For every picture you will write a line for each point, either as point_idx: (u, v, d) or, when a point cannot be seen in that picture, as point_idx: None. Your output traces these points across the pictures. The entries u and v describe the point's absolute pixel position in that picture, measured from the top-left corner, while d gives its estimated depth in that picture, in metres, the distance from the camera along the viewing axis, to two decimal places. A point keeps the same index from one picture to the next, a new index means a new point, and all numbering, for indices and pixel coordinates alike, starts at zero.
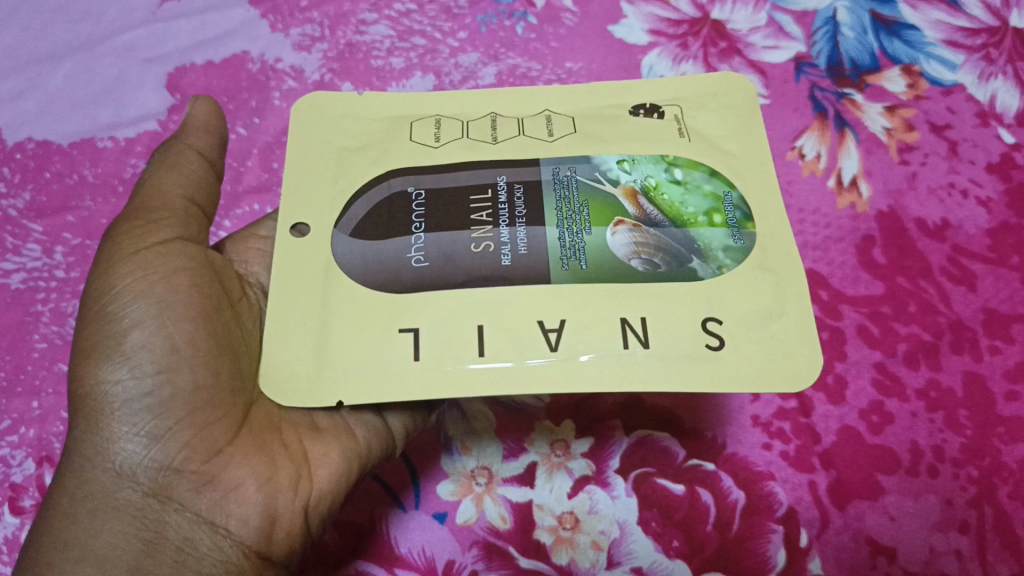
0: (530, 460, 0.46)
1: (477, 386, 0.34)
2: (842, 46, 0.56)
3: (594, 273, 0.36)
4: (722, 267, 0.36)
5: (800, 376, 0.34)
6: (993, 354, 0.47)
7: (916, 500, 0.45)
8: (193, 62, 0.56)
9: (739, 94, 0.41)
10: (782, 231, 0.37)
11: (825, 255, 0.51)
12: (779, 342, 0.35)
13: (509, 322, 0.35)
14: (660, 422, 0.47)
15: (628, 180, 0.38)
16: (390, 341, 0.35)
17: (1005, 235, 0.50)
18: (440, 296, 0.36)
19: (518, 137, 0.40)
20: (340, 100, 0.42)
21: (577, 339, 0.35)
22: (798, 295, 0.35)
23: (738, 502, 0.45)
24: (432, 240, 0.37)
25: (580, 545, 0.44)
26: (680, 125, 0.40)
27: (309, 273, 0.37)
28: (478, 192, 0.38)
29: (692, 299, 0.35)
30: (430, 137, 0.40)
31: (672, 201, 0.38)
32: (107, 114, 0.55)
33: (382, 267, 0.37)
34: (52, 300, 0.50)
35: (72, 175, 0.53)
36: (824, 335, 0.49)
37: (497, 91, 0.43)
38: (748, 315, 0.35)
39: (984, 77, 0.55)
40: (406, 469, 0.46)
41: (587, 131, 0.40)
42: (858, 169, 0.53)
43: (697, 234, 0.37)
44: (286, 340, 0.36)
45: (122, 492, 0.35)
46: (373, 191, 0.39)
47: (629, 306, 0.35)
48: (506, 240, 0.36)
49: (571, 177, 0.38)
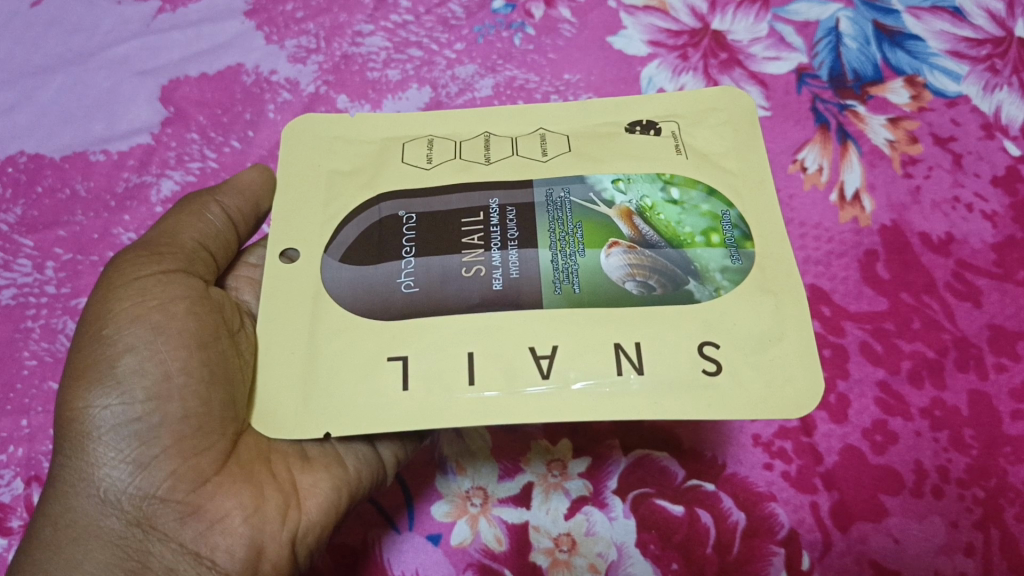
0: (527, 480, 0.46)
1: (469, 417, 0.33)
2: (845, 57, 0.56)
3: (588, 297, 0.35)
4: (719, 289, 0.35)
5: (801, 403, 0.33)
6: (999, 372, 0.46)
7: (921, 522, 0.44)
8: (187, 74, 0.56)
9: (737, 109, 0.40)
10: (783, 250, 0.36)
11: (828, 270, 0.50)
12: (780, 367, 0.34)
13: (498, 347, 0.34)
14: (660, 441, 0.46)
15: (623, 200, 0.37)
16: (378, 371, 0.34)
17: (1011, 250, 0.49)
18: (430, 323, 0.35)
19: (511, 156, 0.39)
20: (333, 122, 0.41)
21: (568, 365, 0.34)
22: (799, 318, 0.35)
23: (739, 523, 0.44)
24: (421, 265, 0.36)
25: (577, 568, 0.43)
26: (678, 142, 0.40)
27: (297, 300, 0.36)
28: (469, 215, 0.37)
29: (689, 322, 0.34)
30: (421, 159, 0.40)
31: (668, 220, 0.37)
32: (99, 127, 0.54)
33: (371, 294, 0.36)
34: (43, 317, 0.49)
35: (64, 189, 0.52)
36: (826, 352, 0.48)
37: (492, 110, 0.42)
38: (746, 340, 0.34)
39: (989, 88, 0.54)
40: (400, 490, 0.46)
41: (582, 151, 0.40)
42: (861, 183, 0.52)
43: (694, 255, 0.36)
44: (274, 371, 0.35)
45: (106, 520, 0.34)
46: (363, 215, 0.38)
47: (624, 331, 0.34)
48: (497, 263, 0.36)
49: (565, 199, 0.37)
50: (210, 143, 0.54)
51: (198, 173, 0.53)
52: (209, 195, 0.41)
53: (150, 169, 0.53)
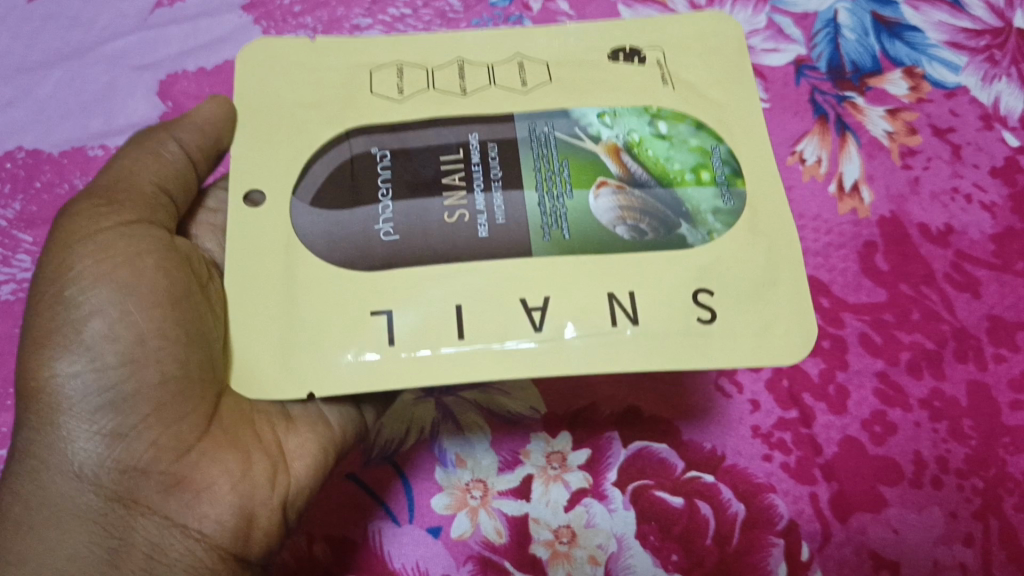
0: (527, 472, 0.45)
1: (463, 372, 0.33)
2: (843, 49, 0.55)
3: (576, 243, 0.35)
4: (711, 232, 0.35)
5: (792, 349, 0.34)
6: (998, 362, 0.47)
7: (920, 512, 0.44)
8: (185, 69, 0.56)
9: (726, 44, 0.40)
10: (776, 191, 0.36)
11: (826, 262, 0.50)
12: (771, 312, 0.34)
13: (487, 293, 0.34)
14: (659, 433, 0.46)
15: (609, 136, 0.37)
16: (362, 324, 0.34)
17: (1010, 241, 0.50)
18: (413, 270, 0.34)
19: (489, 87, 0.39)
20: (285, 44, 0.40)
21: (562, 315, 0.34)
22: (789, 265, 0.35)
23: (739, 514, 0.44)
24: (400, 209, 0.35)
25: (577, 560, 0.44)
26: (664, 70, 0.39)
27: (268, 247, 0.36)
28: (449, 153, 0.37)
29: (679, 271, 0.34)
30: (393, 90, 0.39)
31: (657, 157, 0.37)
32: (98, 123, 0.54)
33: (349, 240, 0.35)
34: None
35: (63, 185, 0.52)
36: (825, 343, 0.48)
37: (467, 33, 0.41)
38: (738, 288, 0.34)
39: (988, 79, 0.54)
40: (399, 480, 0.45)
41: (565, 81, 0.39)
42: (859, 174, 0.52)
43: (683, 195, 0.36)
44: (251, 327, 0.35)
45: (81, 495, 0.35)
46: (334, 151, 0.37)
47: (614, 279, 0.34)
48: (480, 207, 0.35)
49: (549, 134, 0.37)
50: None
51: None
52: (169, 133, 0.41)
53: None
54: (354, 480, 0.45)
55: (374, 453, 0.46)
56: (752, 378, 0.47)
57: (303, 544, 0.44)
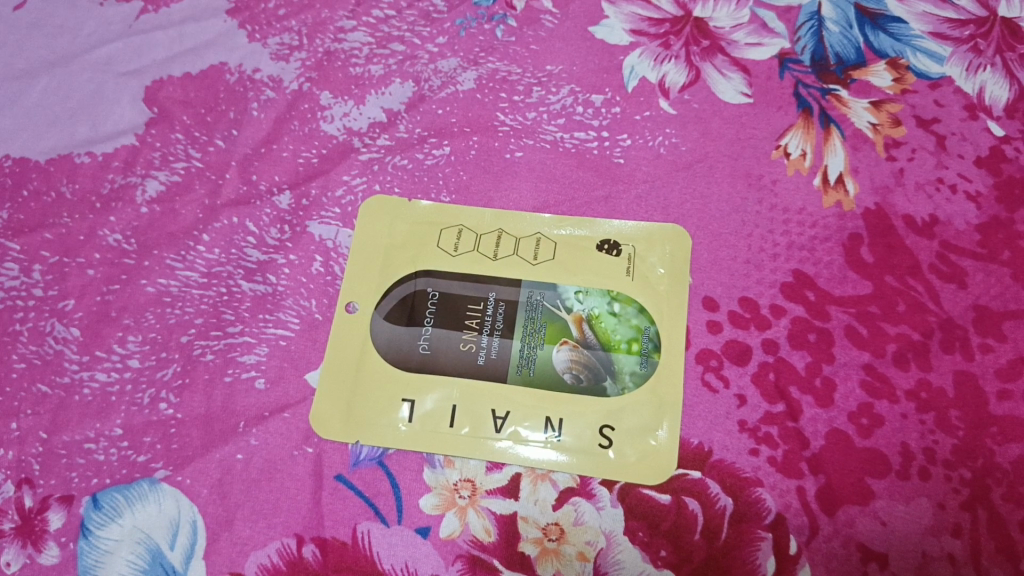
0: (515, 471, 0.45)
1: (436, 446, 0.46)
2: (827, 41, 0.55)
3: (538, 378, 0.47)
4: (625, 388, 0.47)
5: (657, 474, 0.45)
6: (985, 352, 0.47)
7: (908, 504, 0.44)
8: (171, 75, 0.56)
9: (678, 255, 0.50)
10: (679, 367, 0.47)
11: (812, 255, 0.50)
12: (653, 462, 0.45)
13: (472, 404, 0.47)
14: (647, 429, 0.46)
15: (579, 308, 0.49)
16: (395, 405, 0.47)
17: (995, 231, 0.50)
18: (434, 380, 0.47)
19: (513, 255, 0.50)
20: (398, 201, 0.52)
21: (518, 422, 0.46)
22: (673, 415, 0.46)
23: (726, 509, 0.44)
24: (436, 335, 0.48)
25: (566, 556, 0.44)
26: (630, 263, 0.50)
27: (352, 343, 0.48)
28: (473, 303, 0.49)
29: (597, 408, 0.46)
30: (450, 246, 0.51)
31: (606, 328, 0.48)
32: (85, 130, 0.54)
33: (398, 348, 0.48)
34: (31, 319, 0.49)
35: (50, 192, 0.52)
36: (812, 336, 0.48)
37: (499, 199, 0.52)
38: (636, 428, 0.46)
39: (973, 68, 0.54)
40: (386, 480, 0.45)
41: (562, 260, 0.50)
42: (844, 166, 0.52)
43: (616, 359, 0.47)
44: (333, 353, 0.48)
45: None
46: (402, 288, 0.50)
47: (555, 407, 0.46)
48: (484, 344, 0.48)
49: (539, 301, 0.49)
50: (195, 142, 0.54)
51: (184, 173, 0.53)
52: None
53: (135, 170, 0.53)
54: (343, 481, 0.45)
55: (362, 453, 0.46)
56: (739, 373, 0.47)
57: (293, 547, 0.44)
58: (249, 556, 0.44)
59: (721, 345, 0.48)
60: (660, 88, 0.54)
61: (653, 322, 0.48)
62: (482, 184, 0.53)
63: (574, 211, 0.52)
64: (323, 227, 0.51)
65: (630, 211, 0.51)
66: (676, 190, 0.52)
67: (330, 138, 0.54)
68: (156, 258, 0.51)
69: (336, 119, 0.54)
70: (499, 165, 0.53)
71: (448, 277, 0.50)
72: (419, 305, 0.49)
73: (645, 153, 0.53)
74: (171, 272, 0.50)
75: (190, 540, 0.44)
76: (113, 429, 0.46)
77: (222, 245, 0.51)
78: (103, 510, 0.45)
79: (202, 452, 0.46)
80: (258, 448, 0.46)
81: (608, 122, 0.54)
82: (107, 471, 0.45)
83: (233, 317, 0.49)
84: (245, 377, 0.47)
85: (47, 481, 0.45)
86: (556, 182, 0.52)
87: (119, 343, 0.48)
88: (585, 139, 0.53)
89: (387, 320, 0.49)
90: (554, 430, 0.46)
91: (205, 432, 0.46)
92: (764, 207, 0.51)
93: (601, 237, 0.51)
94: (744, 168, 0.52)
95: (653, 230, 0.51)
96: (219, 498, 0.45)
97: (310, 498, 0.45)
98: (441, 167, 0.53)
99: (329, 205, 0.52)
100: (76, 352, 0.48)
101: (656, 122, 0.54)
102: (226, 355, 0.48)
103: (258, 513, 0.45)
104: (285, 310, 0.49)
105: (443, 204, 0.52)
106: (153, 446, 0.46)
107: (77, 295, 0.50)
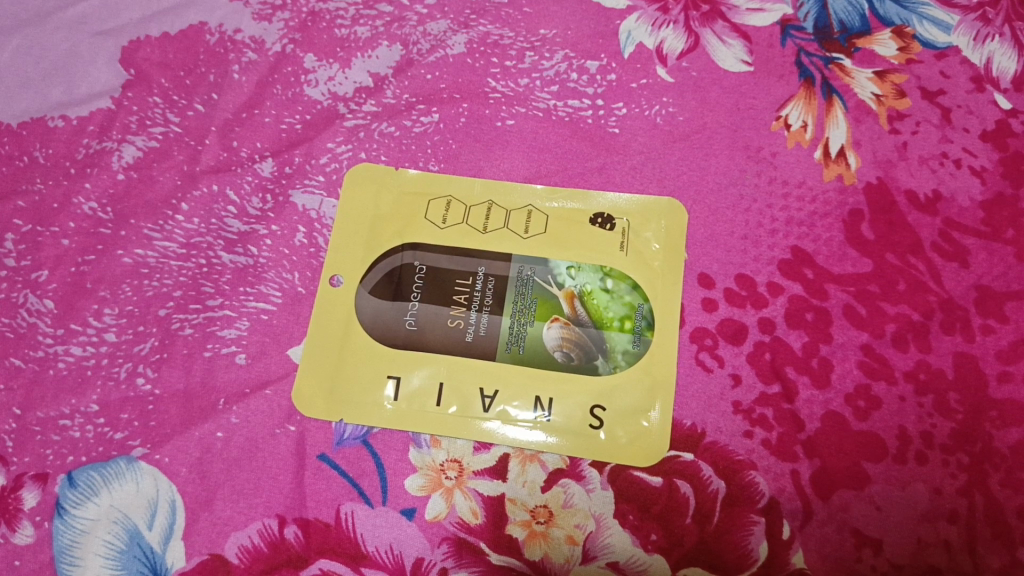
0: (503, 451, 0.44)
1: (424, 425, 0.45)
2: (831, 8, 0.53)
3: (528, 357, 0.45)
4: (617, 367, 0.45)
5: (647, 456, 0.44)
6: (985, 334, 0.46)
7: (904, 488, 0.43)
8: (148, 35, 0.53)
9: (673, 231, 0.48)
10: (674, 347, 0.46)
11: (811, 231, 0.48)
12: (645, 444, 0.44)
13: (460, 383, 0.45)
14: (639, 411, 0.45)
15: (571, 284, 0.47)
16: (381, 383, 0.45)
17: (999, 208, 0.48)
18: (421, 357, 0.46)
19: (503, 228, 0.49)
20: (383, 171, 0.50)
21: (507, 402, 0.45)
22: (666, 396, 0.45)
23: (719, 492, 0.43)
24: (422, 309, 0.47)
25: (555, 539, 0.43)
26: (624, 238, 0.48)
27: (335, 318, 0.47)
28: (462, 278, 0.47)
29: (587, 388, 0.45)
30: (439, 219, 0.49)
31: (598, 305, 0.47)
32: (58, 92, 0.52)
33: (383, 324, 0.46)
34: (3, 290, 0.47)
35: (22, 157, 0.50)
36: (809, 315, 0.46)
37: (490, 169, 0.51)
38: (628, 408, 0.45)
39: (981, 38, 0.52)
40: (371, 460, 0.44)
41: (554, 234, 0.49)
42: (846, 139, 0.50)
43: (608, 337, 0.46)
44: (316, 330, 0.47)
45: None
46: (389, 261, 0.48)
47: (544, 386, 0.45)
48: (472, 321, 0.46)
49: (530, 277, 0.47)
50: (173, 106, 0.52)
51: (162, 138, 0.51)
52: None
53: (110, 135, 0.51)
54: (326, 461, 0.44)
55: (347, 432, 0.45)
56: (734, 352, 0.46)
57: (274, 528, 0.43)
58: (229, 537, 0.43)
59: (716, 324, 0.46)
60: (658, 55, 0.53)
61: (647, 299, 0.47)
62: (472, 153, 0.51)
63: (566, 182, 0.50)
64: (307, 197, 0.50)
65: (624, 183, 0.50)
66: (673, 162, 0.50)
67: (314, 104, 0.52)
68: (132, 228, 0.49)
69: (320, 83, 0.52)
70: (490, 134, 0.51)
71: (435, 250, 0.48)
72: (406, 279, 0.47)
73: (641, 123, 0.51)
74: (149, 242, 0.49)
75: (168, 520, 0.43)
76: (88, 405, 0.45)
77: (201, 215, 0.49)
78: (79, 489, 0.43)
79: (181, 430, 0.44)
80: (239, 427, 0.45)
81: (603, 89, 0.52)
82: (82, 448, 0.44)
83: (213, 289, 0.47)
84: (226, 353, 0.46)
85: (21, 459, 0.44)
86: (548, 152, 0.51)
87: (95, 316, 0.47)
88: (579, 108, 0.52)
89: (372, 295, 0.47)
90: (544, 409, 0.45)
91: (184, 409, 0.45)
92: (762, 180, 0.49)
93: (594, 211, 0.49)
94: (744, 140, 0.51)
95: (648, 203, 0.49)
96: (198, 477, 0.44)
97: (292, 478, 0.44)
98: (429, 135, 0.51)
99: (313, 173, 0.50)
100: (50, 325, 0.47)
101: (653, 90, 0.52)
102: (206, 329, 0.47)
103: (239, 493, 0.43)
104: (267, 283, 0.48)
105: (431, 173, 0.51)
106: (130, 423, 0.45)
107: (51, 265, 0.48)
